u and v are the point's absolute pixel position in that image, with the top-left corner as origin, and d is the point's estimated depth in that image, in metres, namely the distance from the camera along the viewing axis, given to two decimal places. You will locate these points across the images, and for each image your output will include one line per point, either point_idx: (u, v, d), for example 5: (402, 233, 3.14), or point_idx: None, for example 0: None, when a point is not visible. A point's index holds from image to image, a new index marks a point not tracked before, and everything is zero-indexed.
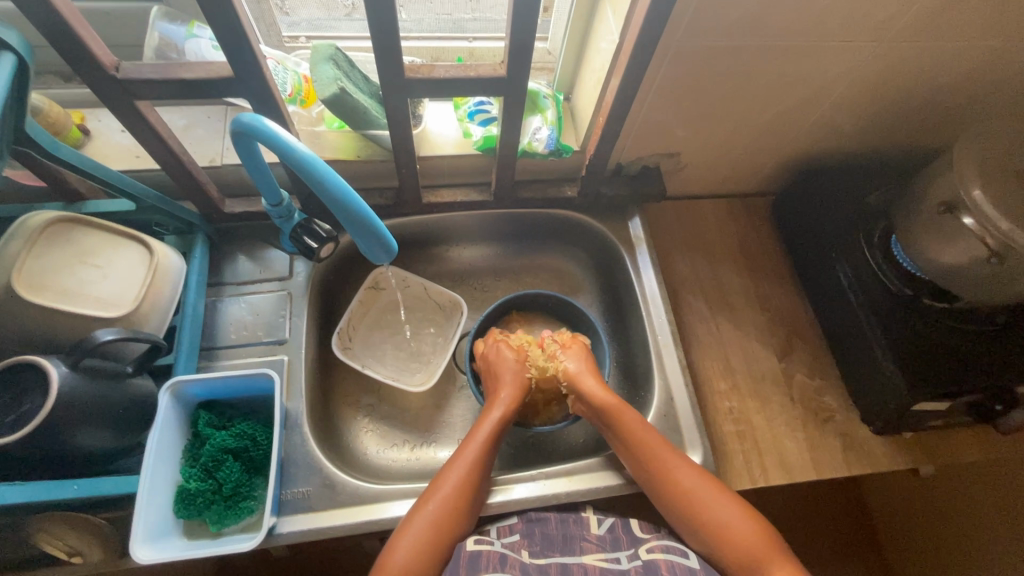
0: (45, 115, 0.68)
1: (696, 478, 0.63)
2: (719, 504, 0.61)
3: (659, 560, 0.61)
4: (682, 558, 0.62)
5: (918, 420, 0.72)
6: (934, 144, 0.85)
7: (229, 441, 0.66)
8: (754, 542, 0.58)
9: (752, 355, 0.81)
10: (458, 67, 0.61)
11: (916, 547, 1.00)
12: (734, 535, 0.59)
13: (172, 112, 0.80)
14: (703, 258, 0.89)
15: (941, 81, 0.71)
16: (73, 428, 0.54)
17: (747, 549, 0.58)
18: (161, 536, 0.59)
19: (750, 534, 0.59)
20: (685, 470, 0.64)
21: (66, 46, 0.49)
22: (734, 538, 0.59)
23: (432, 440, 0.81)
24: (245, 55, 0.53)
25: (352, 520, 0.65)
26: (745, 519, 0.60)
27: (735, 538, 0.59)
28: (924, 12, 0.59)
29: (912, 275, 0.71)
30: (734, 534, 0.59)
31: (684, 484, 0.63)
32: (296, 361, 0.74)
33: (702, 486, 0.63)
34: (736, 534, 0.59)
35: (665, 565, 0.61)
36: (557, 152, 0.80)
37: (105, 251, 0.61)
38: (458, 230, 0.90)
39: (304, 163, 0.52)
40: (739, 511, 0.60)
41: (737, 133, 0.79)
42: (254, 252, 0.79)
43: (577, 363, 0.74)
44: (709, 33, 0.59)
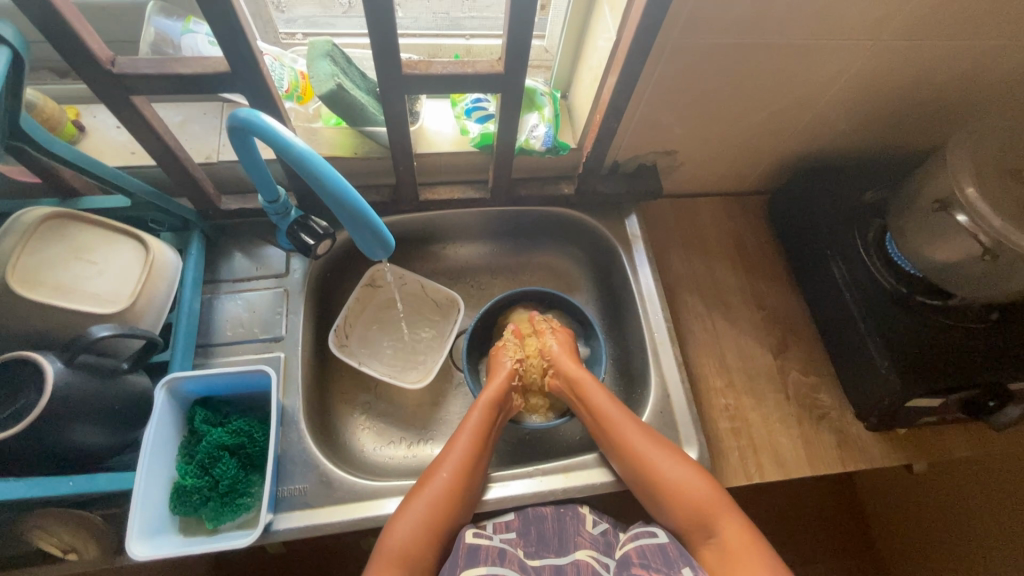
0: (40, 111, 0.67)
1: (657, 447, 0.65)
2: (677, 469, 0.64)
3: (630, 551, 0.61)
4: (652, 538, 0.62)
5: (912, 416, 0.73)
6: (928, 143, 0.85)
7: (225, 438, 0.65)
8: (710, 503, 0.61)
9: (748, 352, 0.81)
10: (455, 64, 0.62)
11: (910, 544, 1.00)
12: (692, 497, 0.62)
13: (167, 108, 0.80)
14: (700, 256, 0.89)
15: (934, 80, 0.72)
16: (69, 425, 0.54)
17: (701, 508, 0.61)
18: (157, 533, 0.59)
19: (705, 495, 0.62)
20: (646, 440, 0.66)
21: (61, 40, 0.49)
22: (693, 502, 0.62)
23: (429, 437, 0.81)
24: (242, 50, 0.53)
25: (349, 517, 0.65)
26: (699, 480, 0.63)
27: (694, 500, 0.62)
28: (918, 12, 0.60)
29: (905, 273, 0.72)
30: (690, 495, 0.62)
31: (646, 455, 0.65)
32: (293, 358, 0.74)
33: (660, 451, 0.65)
34: (694, 497, 0.62)
35: (636, 553, 0.61)
36: (554, 149, 0.81)
37: (100, 247, 0.61)
38: (455, 227, 0.90)
39: (301, 158, 0.51)
40: (694, 473, 0.64)
41: (733, 131, 0.79)
42: (250, 249, 0.79)
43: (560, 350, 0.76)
44: (705, 31, 0.60)
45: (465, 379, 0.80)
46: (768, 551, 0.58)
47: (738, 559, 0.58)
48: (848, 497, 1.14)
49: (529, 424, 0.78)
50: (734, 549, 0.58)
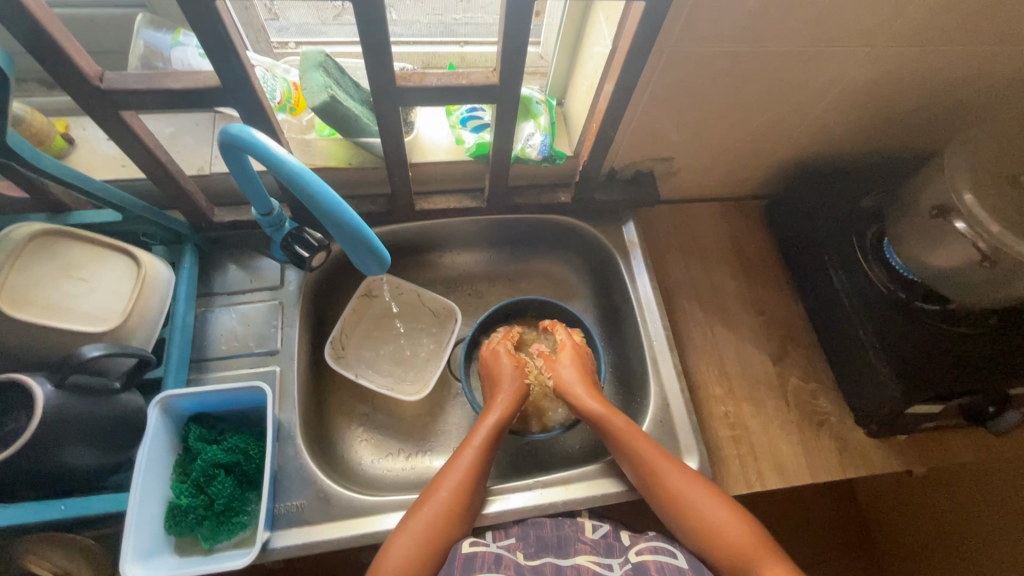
0: (27, 124, 0.66)
1: (687, 477, 0.64)
2: (711, 506, 0.62)
3: (648, 562, 0.61)
4: (671, 558, 0.62)
5: (913, 421, 0.72)
6: (924, 148, 0.85)
7: (220, 455, 0.64)
8: (745, 546, 0.59)
9: (747, 359, 0.81)
10: (449, 75, 0.61)
11: (913, 551, 1.00)
12: (726, 539, 0.60)
13: (158, 120, 0.79)
14: (698, 262, 0.89)
15: (930, 86, 0.71)
16: (60, 448, 0.53)
17: (737, 552, 0.59)
18: (151, 554, 0.58)
19: (740, 536, 0.60)
20: (677, 469, 0.65)
21: (47, 57, 0.48)
22: (726, 541, 0.60)
23: (428, 448, 0.80)
24: (232, 64, 0.52)
25: (347, 533, 0.64)
26: (713, 499, 0.62)
27: (728, 541, 0.60)
28: (914, 19, 0.59)
29: (904, 278, 0.72)
30: (705, 514, 0.62)
31: (667, 476, 0.64)
32: (289, 372, 0.73)
33: (695, 489, 0.63)
34: (729, 537, 0.60)
35: (654, 566, 0.61)
36: (550, 158, 0.80)
37: (91, 264, 0.60)
38: (452, 236, 0.89)
39: (293, 175, 0.51)
40: (729, 513, 0.61)
41: (729, 137, 0.78)
42: (244, 261, 0.78)
43: (570, 369, 0.74)
44: (701, 39, 0.59)
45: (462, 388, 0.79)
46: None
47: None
48: (849, 502, 1.14)
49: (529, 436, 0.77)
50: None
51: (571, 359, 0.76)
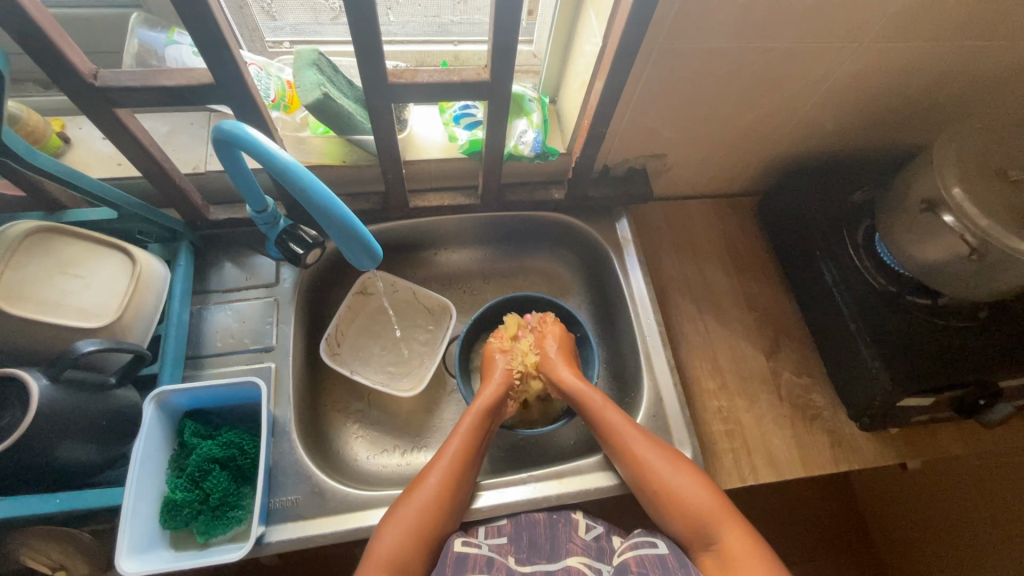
0: (23, 123, 0.67)
1: (659, 450, 0.65)
2: (679, 475, 0.63)
3: (628, 560, 0.60)
4: (651, 548, 0.61)
5: (905, 415, 0.73)
6: (915, 143, 0.86)
7: (215, 450, 0.65)
8: (712, 511, 0.61)
9: (740, 354, 0.82)
10: (441, 72, 0.61)
11: (909, 548, 1.00)
12: (693, 506, 0.62)
13: (154, 119, 0.79)
14: (691, 258, 0.89)
15: (918, 81, 0.72)
16: (55, 442, 0.53)
17: (703, 517, 0.61)
18: (147, 548, 0.58)
19: (709, 504, 0.61)
20: (649, 444, 0.66)
21: (43, 55, 0.49)
22: (693, 508, 0.61)
23: (423, 445, 0.80)
24: (226, 61, 0.53)
25: (341, 527, 0.64)
26: (698, 485, 0.63)
27: (695, 508, 0.61)
28: (901, 14, 0.60)
29: (896, 273, 0.73)
30: (689, 499, 0.62)
31: (643, 454, 0.65)
32: (284, 368, 0.73)
33: (664, 460, 0.65)
34: (697, 505, 0.61)
35: (634, 562, 0.60)
36: (543, 154, 0.81)
37: (86, 260, 0.61)
38: (446, 234, 0.90)
39: (286, 171, 0.51)
40: (696, 481, 0.63)
41: (721, 133, 0.79)
42: (239, 258, 0.79)
43: (557, 358, 0.76)
44: (690, 35, 0.60)
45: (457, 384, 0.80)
46: (769, 556, 0.58)
47: (737, 567, 0.57)
48: (846, 500, 1.14)
49: (523, 430, 0.77)
50: (736, 556, 0.58)
51: (557, 347, 0.77)
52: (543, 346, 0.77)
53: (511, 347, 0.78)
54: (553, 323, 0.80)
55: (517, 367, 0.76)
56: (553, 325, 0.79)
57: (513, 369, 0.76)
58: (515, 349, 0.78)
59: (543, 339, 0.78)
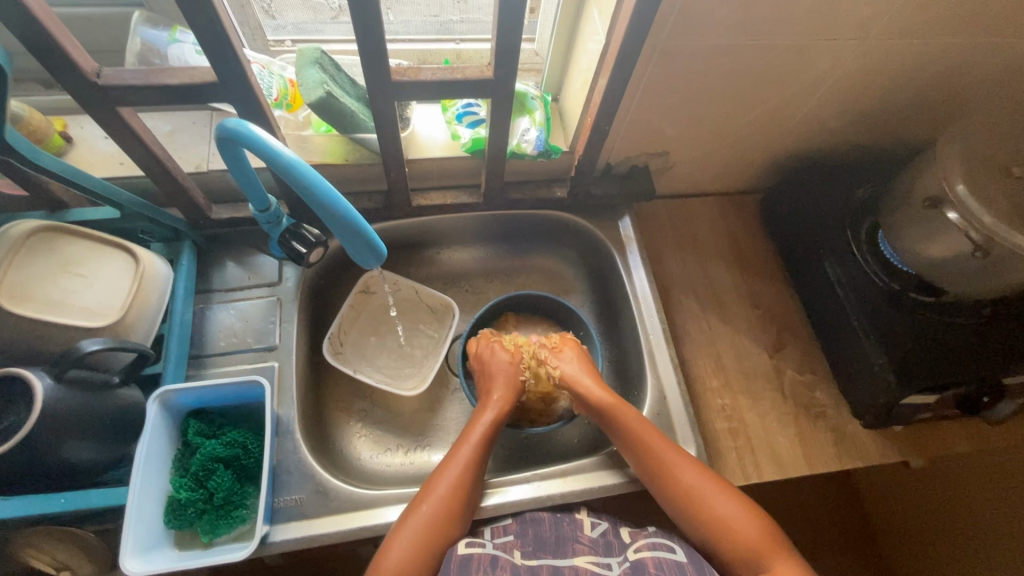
0: (25, 123, 0.67)
1: (699, 474, 0.64)
2: (721, 501, 0.61)
3: (647, 559, 0.61)
4: (669, 553, 0.62)
5: (909, 413, 0.73)
6: (917, 140, 0.86)
7: (219, 449, 0.65)
8: (761, 543, 0.58)
9: (743, 352, 0.81)
10: (445, 69, 0.61)
11: (911, 542, 1.01)
12: (737, 535, 0.59)
13: (156, 118, 0.79)
14: (694, 256, 0.89)
15: (922, 78, 0.72)
16: (59, 442, 0.53)
17: (747, 546, 0.59)
18: (151, 548, 0.58)
19: (754, 533, 0.59)
20: (689, 466, 0.64)
21: (46, 54, 0.49)
22: (741, 539, 0.59)
23: (426, 443, 0.80)
24: (229, 59, 0.53)
25: (345, 527, 0.64)
26: (746, 514, 0.60)
27: (739, 536, 0.59)
28: (905, 12, 0.60)
29: (897, 269, 0.73)
30: (737, 528, 0.60)
31: (680, 477, 0.63)
32: (287, 367, 0.73)
33: (705, 484, 0.63)
34: (742, 534, 0.59)
35: (652, 562, 0.61)
36: (545, 153, 0.81)
37: (89, 260, 0.60)
38: (449, 233, 0.90)
39: (290, 168, 0.51)
40: (743, 510, 0.61)
41: (723, 131, 0.79)
42: (242, 258, 0.79)
43: (575, 371, 0.73)
44: (694, 33, 0.60)
45: (462, 386, 0.80)
46: None
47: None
48: (848, 495, 1.15)
49: (532, 429, 0.76)
50: None
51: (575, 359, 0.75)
52: (555, 356, 0.76)
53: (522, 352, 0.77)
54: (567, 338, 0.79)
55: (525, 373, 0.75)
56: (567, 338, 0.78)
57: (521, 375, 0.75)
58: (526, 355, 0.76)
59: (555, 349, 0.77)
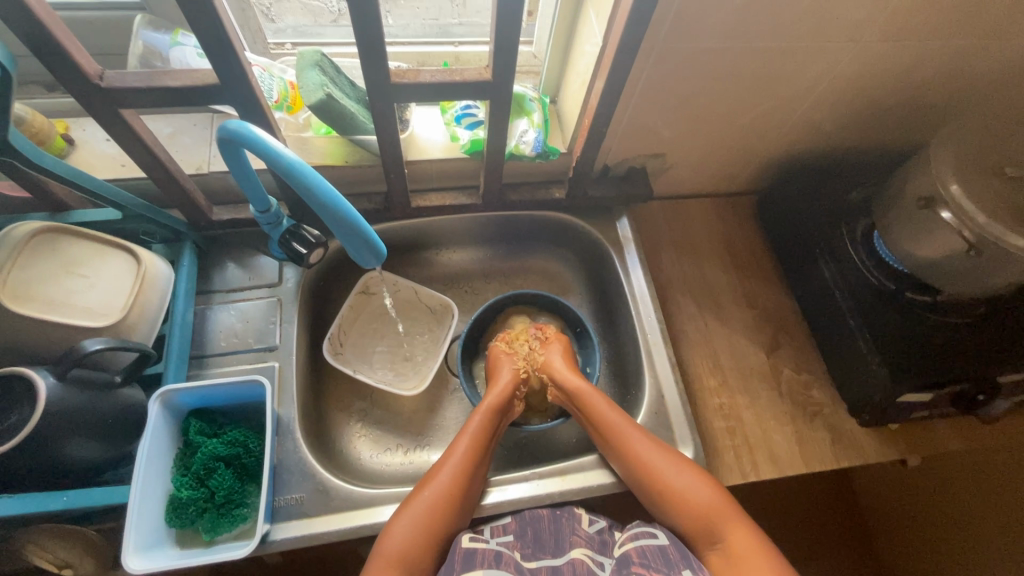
0: (28, 125, 0.67)
1: (654, 447, 0.66)
2: (677, 472, 0.64)
3: (630, 550, 0.61)
4: (652, 539, 0.62)
5: (905, 411, 0.73)
6: (911, 141, 0.86)
7: (220, 449, 0.65)
8: (716, 510, 0.61)
9: (740, 351, 0.82)
10: (444, 72, 0.62)
11: (907, 540, 1.01)
12: (694, 505, 0.62)
13: (157, 120, 0.80)
14: (691, 256, 0.90)
15: (915, 79, 0.73)
16: (61, 441, 0.54)
17: (705, 514, 0.61)
18: (153, 547, 0.58)
19: (710, 501, 0.62)
20: (643, 439, 0.67)
21: (50, 57, 0.49)
22: (699, 507, 0.62)
23: (426, 443, 0.81)
24: (230, 62, 0.53)
25: (345, 525, 0.65)
26: (708, 488, 0.63)
27: (695, 506, 0.62)
28: (898, 14, 0.61)
29: (894, 269, 0.73)
30: (695, 501, 0.62)
31: (638, 449, 0.66)
32: (288, 367, 0.74)
33: (659, 457, 0.65)
34: (699, 504, 0.62)
35: (637, 553, 0.60)
36: (544, 154, 0.81)
37: (91, 261, 0.61)
38: (448, 234, 0.90)
39: (291, 169, 0.52)
40: (702, 482, 0.63)
41: (720, 132, 0.80)
42: (242, 259, 0.79)
43: (562, 363, 0.76)
44: (689, 35, 0.60)
45: (461, 385, 0.80)
46: (775, 557, 0.58)
47: (742, 564, 0.57)
48: (844, 493, 1.15)
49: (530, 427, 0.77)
50: (743, 556, 0.58)
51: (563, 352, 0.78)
52: (546, 352, 0.78)
53: (515, 348, 0.79)
54: (556, 334, 0.81)
55: (523, 367, 0.77)
56: (555, 333, 0.81)
57: (520, 370, 0.76)
58: (519, 351, 0.79)
59: (547, 344, 0.79)
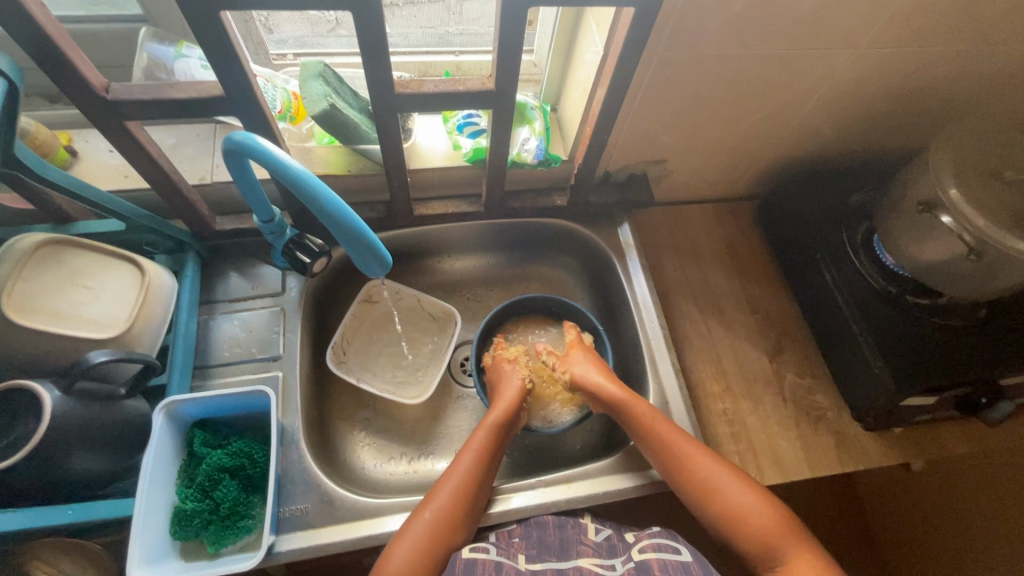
0: (32, 137, 0.68)
1: (721, 469, 0.65)
2: (739, 491, 0.63)
3: (652, 561, 0.61)
4: (675, 554, 0.62)
5: (907, 416, 0.74)
6: (908, 146, 0.87)
7: (225, 459, 0.65)
8: (777, 535, 0.61)
9: (743, 356, 0.82)
10: (447, 82, 0.62)
11: (912, 544, 1.01)
12: (755, 525, 0.62)
13: (160, 131, 0.80)
14: (693, 261, 0.90)
15: (912, 85, 0.74)
16: (66, 454, 0.53)
17: (769, 538, 0.61)
18: (157, 558, 0.58)
19: (769, 523, 0.61)
20: (705, 458, 0.66)
21: (56, 69, 0.50)
22: (758, 528, 0.62)
23: (430, 452, 0.80)
24: (236, 73, 0.54)
25: (350, 536, 0.64)
26: (767, 509, 0.62)
27: (759, 529, 0.62)
28: (895, 20, 0.62)
29: (896, 274, 0.74)
30: (756, 522, 0.62)
31: (703, 472, 0.65)
32: (291, 377, 0.73)
33: (720, 474, 0.65)
34: (759, 525, 0.62)
35: (657, 564, 0.61)
36: (545, 161, 0.82)
37: (96, 272, 0.61)
38: (451, 242, 0.90)
39: (296, 180, 0.52)
40: (760, 502, 0.63)
41: (719, 139, 0.80)
42: (245, 269, 0.79)
43: (585, 364, 0.76)
44: (690, 43, 0.61)
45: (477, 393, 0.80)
46: None
47: None
48: (848, 498, 1.15)
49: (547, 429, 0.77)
50: None
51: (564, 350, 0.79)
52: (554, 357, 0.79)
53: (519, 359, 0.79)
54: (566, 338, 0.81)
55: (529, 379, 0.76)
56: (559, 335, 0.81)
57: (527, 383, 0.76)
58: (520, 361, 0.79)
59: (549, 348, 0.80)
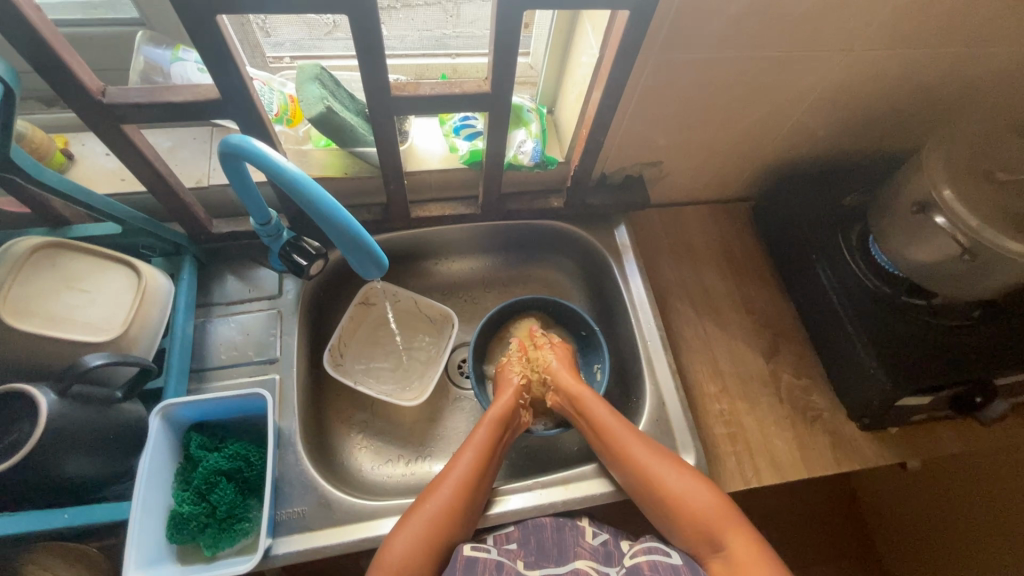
0: (28, 141, 0.68)
1: (657, 453, 0.66)
2: (676, 475, 0.65)
3: (643, 562, 0.61)
4: (665, 556, 0.62)
5: (902, 416, 0.74)
6: (902, 146, 0.88)
7: (222, 462, 0.65)
8: (715, 516, 0.62)
9: (740, 357, 0.82)
10: (443, 84, 0.63)
11: (910, 546, 1.01)
12: (692, 507, 0.63)
13: (156, 134, 0.80)
14: (689, 262, 0.91)
15: (905, 86, 0.74)
16: (62, 457, 0.53)
17: (706, 520, 0.62)
18: (154, 562, 0.58)
19: (705, 506, 0.63)
20: (641, 443, 0.67)
21: (53, 73, 0.50)
22: (697, 511, 0.62)
23: (427, 454, 0.81)
24: (232, 77, 0.54)
25: (347, 539, 0.64)
26: (707, 492, 0.63)
27: (694, 510, 0.63)
28: (886, 23, 0.62)
29: (891, 275, 0.74)
30: (693, 504, 0.63)
31: (635, 454, 0.66)
32: (288, 380, 0.73)
33: (663, 462, 0.66)
34: (696, 507, 0.63)
35: (649, 566, 0.60)
36: (542, 164, 0.82)
37: (93, 276, 0.61)
38: (448, 243, 0.91)
39: (294, 183, 0.52)
40: (700, 486, 0.64)
41: (715, 141, 0.81)
42: (242, 271, 0.79)
43: (559, 365, 0.77)
44: (684, 46, 0.62)
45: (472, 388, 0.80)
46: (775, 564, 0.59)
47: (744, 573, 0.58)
48: (845, 500, 1.15)
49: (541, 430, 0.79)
50: (744, 564, 0.59)
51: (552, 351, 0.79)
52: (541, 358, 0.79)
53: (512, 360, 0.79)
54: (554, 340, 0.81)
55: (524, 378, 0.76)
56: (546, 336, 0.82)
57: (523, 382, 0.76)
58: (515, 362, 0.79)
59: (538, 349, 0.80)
